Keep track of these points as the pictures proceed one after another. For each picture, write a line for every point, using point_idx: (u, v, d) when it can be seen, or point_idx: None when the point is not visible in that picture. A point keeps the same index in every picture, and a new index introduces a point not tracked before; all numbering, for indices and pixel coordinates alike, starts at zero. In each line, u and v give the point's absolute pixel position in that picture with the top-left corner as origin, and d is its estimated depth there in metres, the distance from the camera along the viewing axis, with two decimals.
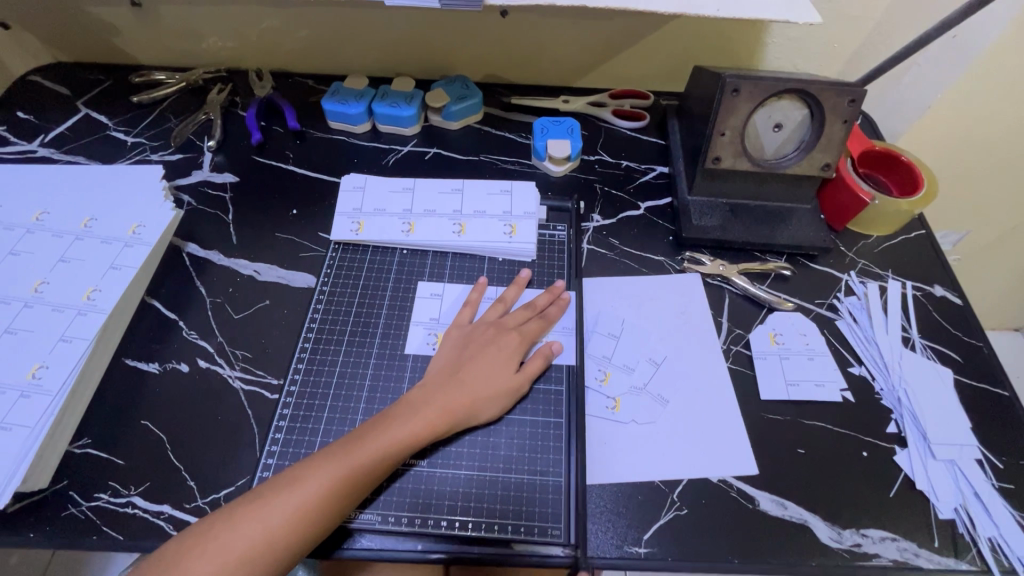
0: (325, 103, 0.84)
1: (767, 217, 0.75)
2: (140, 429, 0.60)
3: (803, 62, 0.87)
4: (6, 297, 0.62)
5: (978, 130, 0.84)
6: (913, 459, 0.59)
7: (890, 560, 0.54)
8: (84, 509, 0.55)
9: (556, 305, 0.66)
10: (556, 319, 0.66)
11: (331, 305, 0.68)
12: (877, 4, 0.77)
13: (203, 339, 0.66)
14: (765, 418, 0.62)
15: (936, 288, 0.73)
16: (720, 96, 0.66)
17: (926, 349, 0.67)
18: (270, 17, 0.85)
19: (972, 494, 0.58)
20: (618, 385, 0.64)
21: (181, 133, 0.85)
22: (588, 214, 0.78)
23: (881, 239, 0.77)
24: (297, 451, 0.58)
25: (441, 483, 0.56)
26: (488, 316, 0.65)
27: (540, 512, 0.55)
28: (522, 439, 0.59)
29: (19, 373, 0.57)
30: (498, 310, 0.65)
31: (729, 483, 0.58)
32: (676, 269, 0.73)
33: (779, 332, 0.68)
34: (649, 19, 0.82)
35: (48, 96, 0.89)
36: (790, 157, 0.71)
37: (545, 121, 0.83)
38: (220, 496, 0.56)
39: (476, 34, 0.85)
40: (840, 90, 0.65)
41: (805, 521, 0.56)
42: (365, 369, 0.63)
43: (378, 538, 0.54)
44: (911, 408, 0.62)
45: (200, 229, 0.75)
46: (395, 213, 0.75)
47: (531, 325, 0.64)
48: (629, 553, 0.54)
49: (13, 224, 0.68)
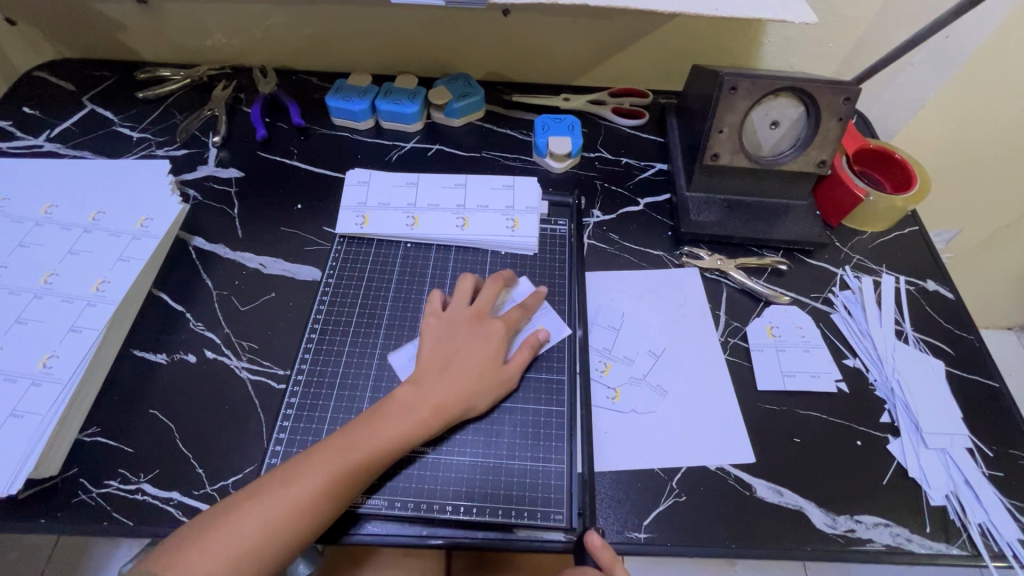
0: (330, 99, 0.85)
1: (764, 213, 0.76)
2: (149, 418, 0.61)
3: (799, 62, 0.89)
4: (16, 288, 0.63)
5: (970, 129, 0.86)
6: (906, 448, 0.61)
7: (883, 544, 0.56)
8: (95, 495, 0.56)
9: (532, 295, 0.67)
10: (536, 308, 0.67)
11: (337, 297, 0.69)
12: (871, 4, 0.79)
13: (209, 330, 0.67)
14: (761, 409, 0.63)
15: (929, 282, 0.74)
16: (719, 93, 0.68)
17: (918, 341, 0.69)
18: (275, 15, 0.86)
19: (962, 481, 0.59)
20: (619, 376, 0.65)
21: (187, 129, 0.86)
22: (589, 210, 0.80)
23: (876, 235, 0.79)
24: (305, 438, 0.59)
25: (446, 469, 0.57)
26: (463, 305, 0.65)
27: (543, 497, 0.56)
28: (525, 427, 0.60)
29: (29, 362, 0.58)
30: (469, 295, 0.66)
31: (727, 471, 0.59)
32: (675, 263, 0.75)
33: (775, 325, 0.69)
34: (649, 19, 0.84)
35: (53, 91, 0.90)
36: (787, 154, 0.73)
37: (546, 118, 0.85)
38: (229, 483, 0.57)
39: (479, 33, 0.87)
40: (835, 89, 0.66)
41: (801, 508, 0.57)
42: (370, 359, 0.65)
43: (384, 524, 0.56)
44: (904, 398, 0.64)
45: (206, 223, 0.76)
46: (399, 207, 0.76)
47: (512, 314, 0.65)
48: (629, 538, 0.55)
49: (21, 216, 0.69)
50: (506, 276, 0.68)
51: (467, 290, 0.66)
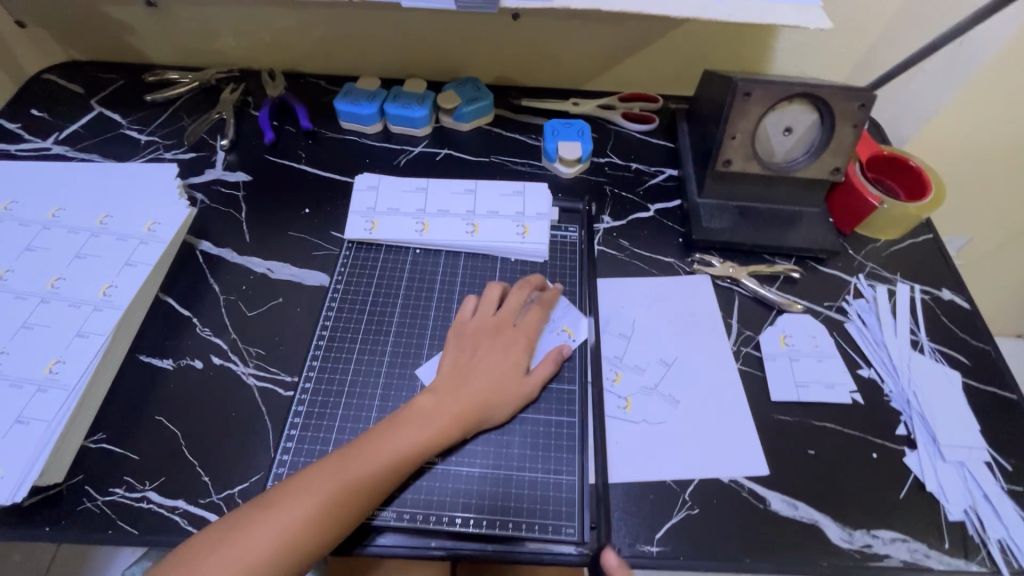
0: (338, 103, 0.84)
1: (776, 220, 0.75)
2: (155, 424, 0.60)
3: (811, 68, 0.88)
4: (22, 293, 0.63)
5: (984, 137, 0.85)
6: (923, 461, 0.60)
7: (901, 560, 0.55)
8: (100, 503, 0.56)
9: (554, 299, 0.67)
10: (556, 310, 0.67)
11: (345, 304, 0.68)
12: (886, 9, 0.78)
13: (216, 336, 0.67)
14: (774, 419, 0.62)
15: (944, 291, 0.73)
16: (732, 99, 0.67)
17: (934, 351, 0.68)
18: (283, 18, 0.86)
19: (981, 496, 0.58)
20: (630, 385, 0.64)
21: (194, 132, 0.86)
22: (599, 216, 0.79)
23: (890, 242, 0.78)
24: (312, 447, 0.58)
25: (455, 481, 0.57)
26: (492, 315, 0.64)
27: (554, 509, 0.56)
28: (536, 438, 0.60)
29: (36, 368, 0.58)
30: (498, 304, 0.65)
31: (740, 483, 0.58)
32: (686, 270, 0.74)
33: (789, 334, 0.68)
34: (660, 23, 0.83)
35: (61, 94, 0.90)
36: (800, 160, 0.72)
37: (556, 123, 0.84)
38: (235, 492, 0.56)
39: (488, 37, 0.86)
40: (850, 95, 0.65)
41: (816, 521, 0.56)
42: (379, 366, 0.64)
43: (392, 535, 0.55)
44: (920, 410, 0.63)
45: (213, 228, 0.76)
46: (407, 213, 0.75)
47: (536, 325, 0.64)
48: (642, 552, 0.54)
49: (29, 220, 0.69)
50: (535, 282, 0.68)
51: (495, 299, 0.66)
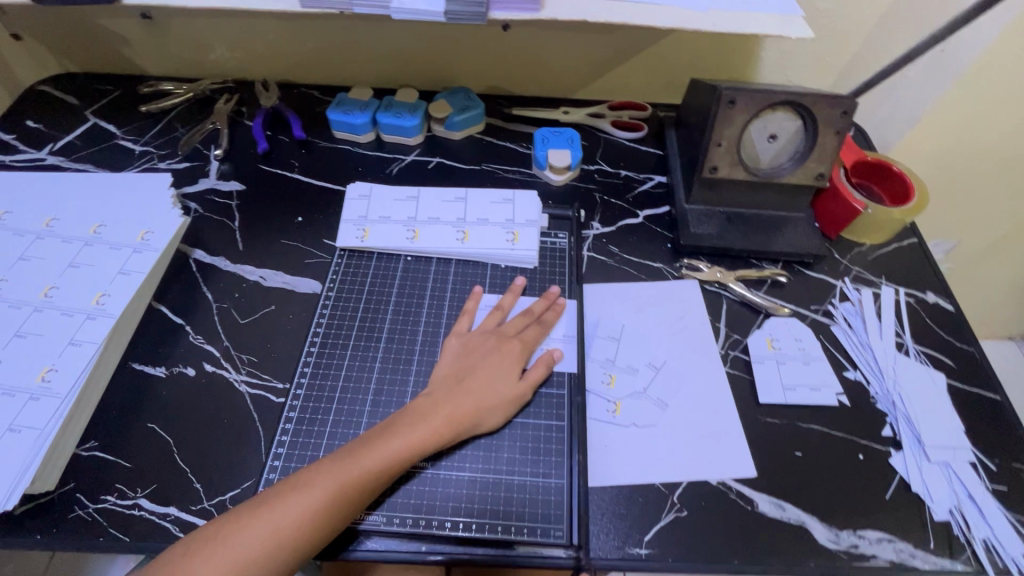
0: (331, 113, 0.85)
1: (763, 225, 0.76)
2: (148, 431, 0.61)
3: (797, 76, 0.89)
4: (15, 302, 0.63)
5: (968, 143, 0.86)
6: (908, 462, 0.61)
7: (887, 560, 0.55)
8: (91, 511, 0.56)
9: (552, 311, 0.68)
10: (554, 322, 0.68)
11: (337, 313, 0.69)
12: (869, 18, 0.80)
13: (209, 343, 0.67)
14: (762, 421, 0.63)
15: (928, 294, 0.74)
16: (717, 108, 0.68)
17: (919, 354, 0.69)
18: (276, 30, 0.87)
19: (966, 496, 0.59)
20: (621, 389, 0.65)
21: (189, 142, 0.87)
22: (589, 222, 0.80)
23: (874, 247, 0.79)
24: (303, 453, 0.59)
25: (445, 485, 0.57)
26: (490, 328, 0.66)
27: (543, 513, 0.56)
28: (526, 442, 0.60)
29: (28, 376, 0.58)
30: (496, 318, 0.67)
31: (728, 486, 0.59)
32: (674, 275, 0.75)
33: (776, 337, 0.69)
34: (648, 33, 0.84)
35: (57, 105, 0.91)
36: (785, 167, 0.73)
37: (545, 131, 0.85)
38: (226, 498, 0.57)
39: (478, 47, 0.88)
40: (832, 102, 0.66)
41: (803, 522, 0.57)
42: (371, 373, 0.64)
43: (384, 540, 0.55)
44: (905, 412, 0.64)
45: (207, 237, 0.77)
46: (399, 221, 0.76)
47: (531, 334, 0.65)
48: (630, 554, 0.55)
49: (23, 230, 0.69)
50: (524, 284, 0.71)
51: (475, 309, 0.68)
